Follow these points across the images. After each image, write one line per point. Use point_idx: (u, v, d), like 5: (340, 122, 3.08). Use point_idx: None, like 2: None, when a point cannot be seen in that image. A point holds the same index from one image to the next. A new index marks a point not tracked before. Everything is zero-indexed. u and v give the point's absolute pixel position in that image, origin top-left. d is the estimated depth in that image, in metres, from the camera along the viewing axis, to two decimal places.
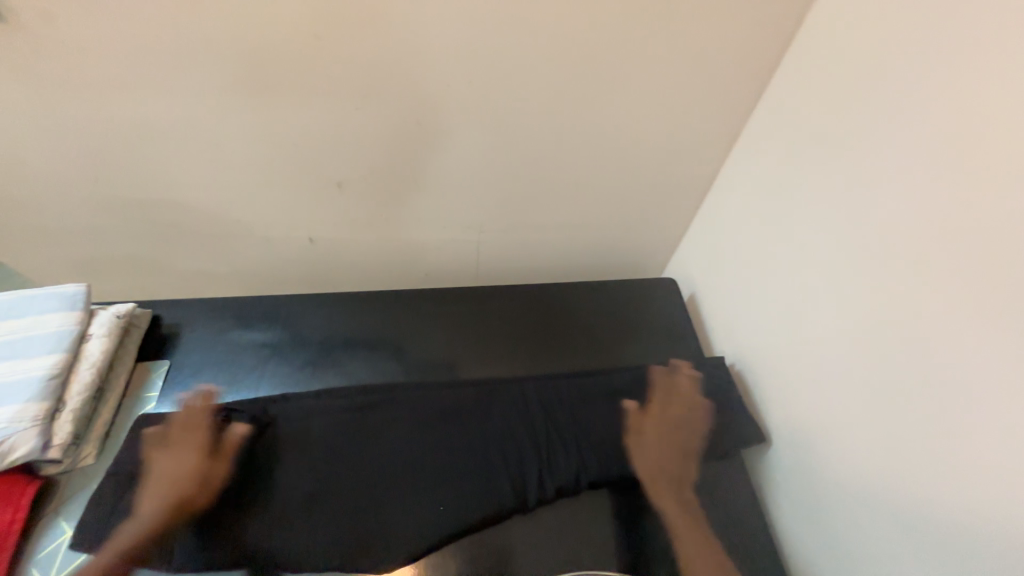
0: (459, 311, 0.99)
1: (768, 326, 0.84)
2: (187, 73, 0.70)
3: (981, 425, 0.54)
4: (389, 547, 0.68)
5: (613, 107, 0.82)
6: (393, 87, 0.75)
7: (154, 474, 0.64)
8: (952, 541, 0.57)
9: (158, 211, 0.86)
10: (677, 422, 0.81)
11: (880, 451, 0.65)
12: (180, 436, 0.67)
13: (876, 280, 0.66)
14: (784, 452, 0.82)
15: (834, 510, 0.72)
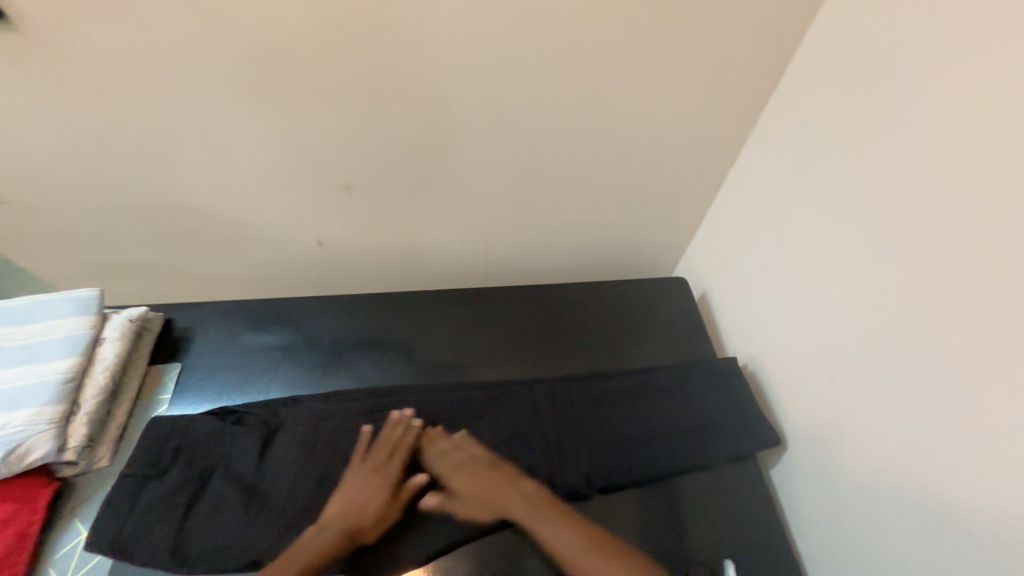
0: (474, 313, 0.90)
1: (809, 343, 0.72)
2: (190, 78, 0.68)
3: (1001, 422, 0.49)
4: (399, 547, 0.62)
5: (625, 101, 0.77)
6: (408, 83, 0.72)
7: (344, 489, 0.63)
8: (987, 554, 0.50)
9: (170, 214, 0.85)
10: (469, 459, 0.68)
11: (947, 501, 0.54)
12: (389, 465, 0.66)
13: (876, 277, 0.61)
14: (822, 492, 0.70)
15: (885, 565, 0.61)
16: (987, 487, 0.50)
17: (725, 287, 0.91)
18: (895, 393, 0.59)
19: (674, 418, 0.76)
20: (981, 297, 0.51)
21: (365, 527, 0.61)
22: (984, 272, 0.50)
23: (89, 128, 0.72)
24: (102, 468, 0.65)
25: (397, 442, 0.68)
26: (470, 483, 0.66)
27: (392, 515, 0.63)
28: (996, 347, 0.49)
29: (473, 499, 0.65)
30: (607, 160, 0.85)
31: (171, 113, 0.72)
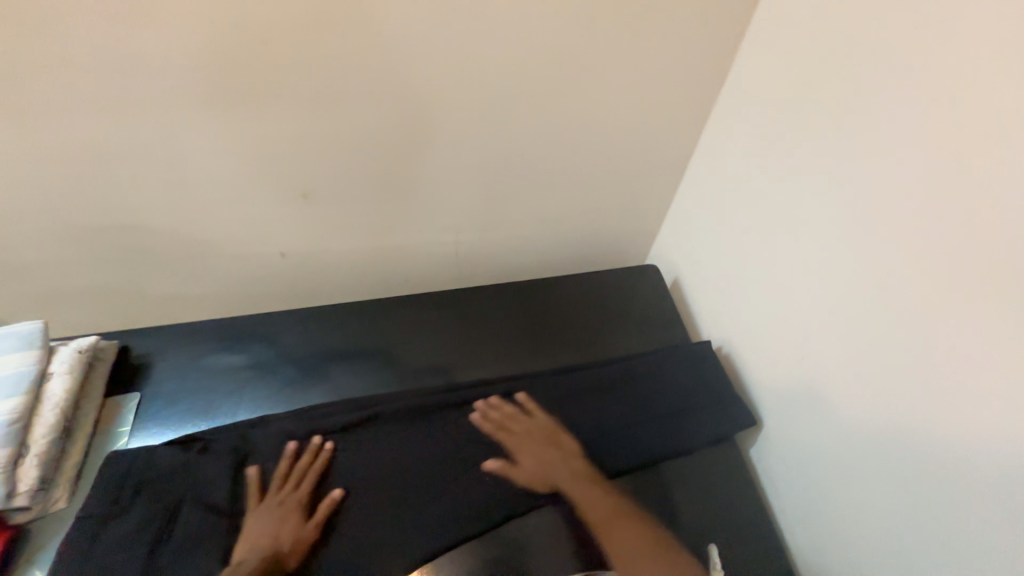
0: (448, 316, 0.88)
1: (781, 321, 0.73)
2: (126, 91, 0.64)
3: (979, 381, 0.50)
4: (385, 558, 0.60)
5: (586, 93, 0.76)
6: (361, 87, 0.70)
7: (250, 523, 0.60)
8: (976, 511, 0.51)
9: (116, 236, 0.80)
10: (552, 441, 0.71)
11: (922, 461, 0.55)
12: (296, 493, 0.63)
13: (844, 251, 0.62)
14: (801, 465, 0.72)
15: (867, 531, 0.63)
16: (962, 443, 0.52)
17: (696, 272, 0.91)
18: (867, 363, 0.60)
19: (655, 405, 0.77)
20: (942, 262, 0.52)
21: (281, 557, 0.58)
22: (943, 239, 0.52)
23: (15, 151, 0.66)
24: (60, 510, 0.61)
25: (303, 468, 0.65)
26: (546, 463, 0.68)
27: (310, 539, 0.60)
28: (959, 308, 0.51)
29: (546, 477, 0.67)
30: (571, 153, 0.85)
31: (107, 131, 0.67)
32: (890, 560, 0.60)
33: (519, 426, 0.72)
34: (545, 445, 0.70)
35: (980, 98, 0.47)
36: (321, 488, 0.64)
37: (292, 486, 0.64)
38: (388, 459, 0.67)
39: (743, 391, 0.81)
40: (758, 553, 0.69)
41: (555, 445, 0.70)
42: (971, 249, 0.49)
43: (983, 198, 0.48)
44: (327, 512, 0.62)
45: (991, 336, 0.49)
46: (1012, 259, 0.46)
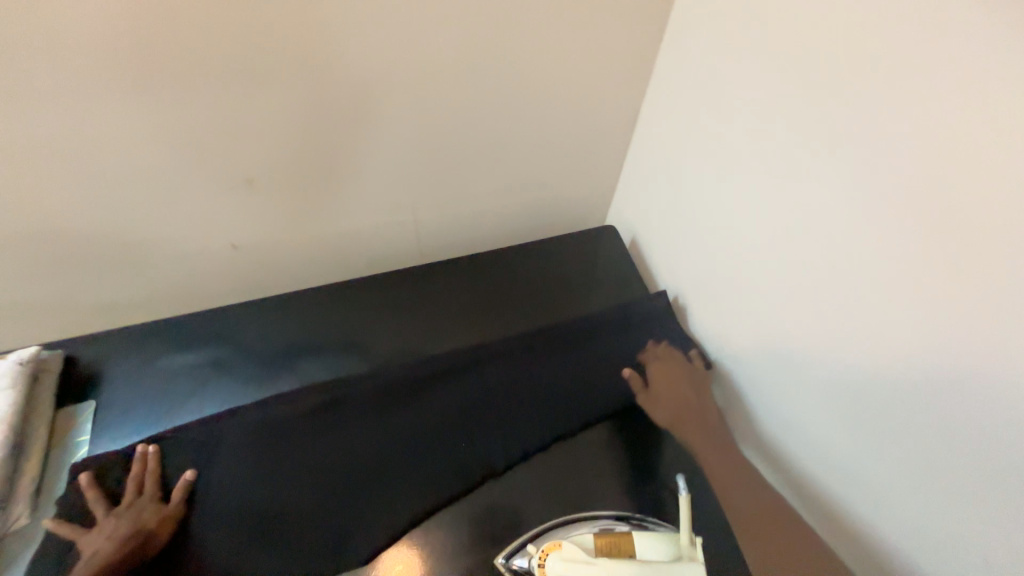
0: (412, 293, 0.87)
1: (730, 264, 0.77)
2: (26, 83, 0.58)
3: (906, 299, 0.53)
4: (370, 531, 0.62)
5: (529, 55, 0.76)
6: (290, 61, 0.67)
7: (95, 539, 0.56)
8: (912, 420, 0.56)
9: (42, 244, 0.74)
10: (682, 385, 0.77)
11: (866, 387, 0.60)
12: (139, 496, 0.60)
13: (779, 190, 0.65)
14: (761, 399, 0.78)
15: (820, 453, 0.69)
16: (897, 375, 0.56)
17: (651, 229, 0.94)
18: (810, 298, 0.64)
19: (617, 361, 0.81)
20: (875, 201, 0.54)
21: (148, 542, 0.57)
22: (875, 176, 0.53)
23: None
24: (21, 529, 0.58)
25: (135, 473, 0.61)
26: (672, 402, 0.76)
27: (177, 517, 0.60)
28: (891, 247, 0.53)
29: (671, 412, 0.75)
30: (520, 118, 0.84)
31: (8, 126, 0.61)
32: (836, 476, 0.68)
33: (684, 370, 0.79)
34: (677, 387, 0.77)
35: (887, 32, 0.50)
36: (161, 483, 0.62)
37: (131, 490, 0.60)
38: (364, 439, 0.68)
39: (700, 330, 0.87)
40: None
41: (682, 389, 0.77)
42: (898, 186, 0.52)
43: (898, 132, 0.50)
44: (185, 493, 0.61)
45: (925, 271, 0.51)
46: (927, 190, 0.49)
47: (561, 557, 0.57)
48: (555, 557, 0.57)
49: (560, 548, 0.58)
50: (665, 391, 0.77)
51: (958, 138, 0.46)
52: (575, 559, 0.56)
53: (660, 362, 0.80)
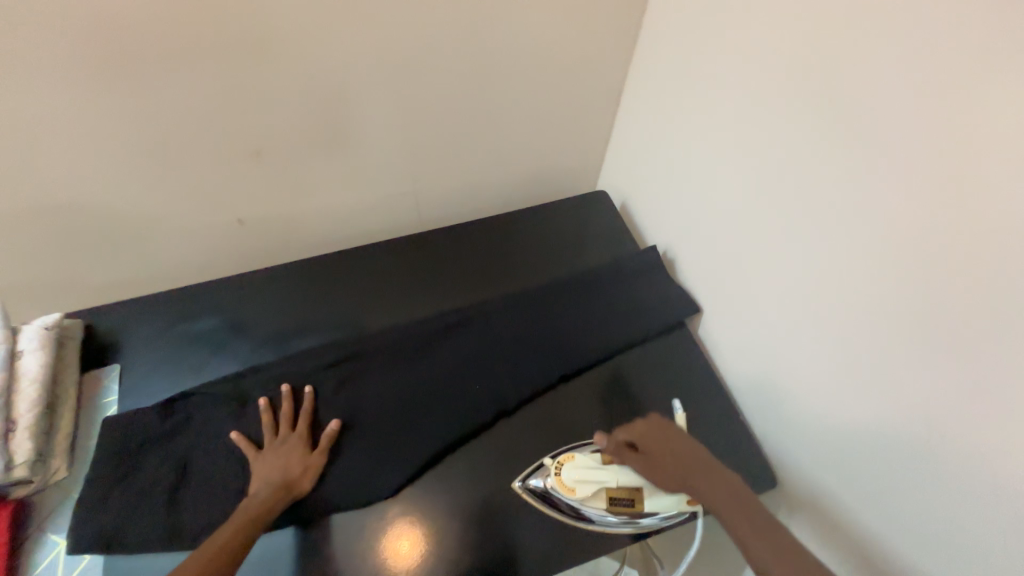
0: (416, 259, 0.92)
1: (707, 212, 0.81)
2: (46, 56, 0.61)
3: (882, 206, 0.55)
4: (392, 472, 0.66)
5: (522, 25, 0.80)
6: (297, 31, 0.70)
7: (259, 468, 0.62)
8: (885, 329, 0.57)
9: (56, 221, 0.77)
10: (674, 444, 0.65)
11: (840, 307, 0.62)
12: (295, 432, 0.66)
13: (748, 134, 0.70)
14: (744, 383, 0.81)
15: (791, 382, 0.71)
16: (879, 285, 0.57)
17: (638, 191, 0.99)
18: (786, 262, 0.68)
19: (613, 313, 0.87)
20: (842, 125, 0.57)
21: (296, 482, 0.62)
22: (839, 133, 0.58)
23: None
24: (61, 481, 0.61)
25: (290, 411, 0.68)
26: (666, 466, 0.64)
27: (320, 464, 0.65)
28: (876, 229, 0.56)
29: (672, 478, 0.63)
30: (514, 88, 0.88)
31: (26, 99, 0.64)
32: (806, 402, 0.69)
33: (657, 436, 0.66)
34: (668, 449, 0.64)
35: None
36: (182, 430, 0.64)
37: (287, 428, 0.67)
38: (382, 389, 0.73)
39: (678, 278, 0.91)
40: (716, 416, 0.81)
41: (675, 449, 0.64)
42: (895, 193, 0.53)
43: (857, 83, 0.55)
44: (331, 440, 0.67)
45: (902, 187, 0.53)
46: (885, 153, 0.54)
47: (574, 465, 0.69)
48: (568, 465, 0.69)
49: (572, 458, 0.70)
50: (659, 454, 0.65)
51: (906, 94, 0.51)
52: (586, 466, 0.68)
53: (639, 423, 0.68)
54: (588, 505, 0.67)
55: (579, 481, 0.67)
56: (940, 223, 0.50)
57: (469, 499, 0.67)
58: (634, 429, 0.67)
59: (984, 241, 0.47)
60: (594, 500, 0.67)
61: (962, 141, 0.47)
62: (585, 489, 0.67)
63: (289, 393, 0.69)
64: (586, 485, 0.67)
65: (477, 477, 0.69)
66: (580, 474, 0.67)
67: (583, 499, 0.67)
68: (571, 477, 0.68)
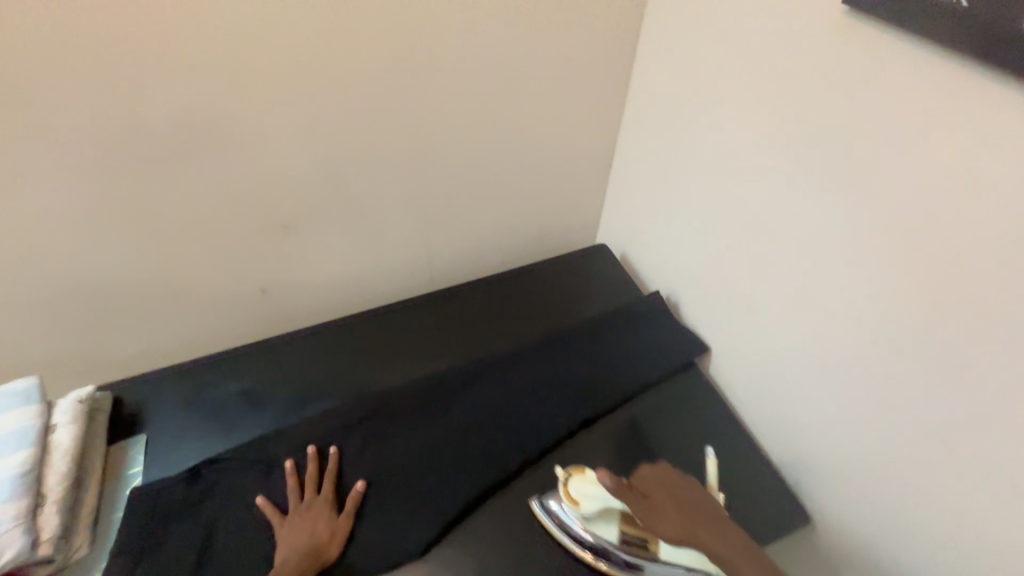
0: (432, 315, 0.96)
1: (703, 254, 0.88)
2: (109, 152, 0.70)
3: (873, 229, 0.59)
4: (434, 521, 0.67)
5: (521, 105, 0.91)
6: (325, 119, 0.79)
7: (284, 535, 0.62)
8: (900, 342, 0.59)
9: (96, 297, 0.82)
10: (678, 491, 0.64)
11: (852, 327, 0.64)
12: (320, 495, 0.66)
13: (733, 182, 0.77)
14: (761, 418, 0.83)
15: (814, 408, 0.73)
16: (888, 302, 0.59)
17: (637, 242, 1.06)
18: (785, 304, 0.73)
19: (624, 357, 0.90)
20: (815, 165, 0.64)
21: (322, 547, 0.61)
22: (816, 182, 0.65)
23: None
24: (81, 559, 0.60)
25: (315, 473, 0.68)
26: (674, 514, 0.62)
27: (346, 528, 0.64)
28: (872, 249, 0.60)
29: (678, 527, 0.62)
30: (517, 158, 0.98)
31: (87, 189, 0.72)
32: (834, 426, 0.70)
33: (664, 486, 0.64)
34: (674, 497, 0.63)
35: (789, 61, 0.65)
36: (207, 498, 0.64)
37: (312, 491, 0.67)
38: (414, 438, 0.75)
39: (684, 319, 0.96)
40: (738, 456, 0.81)
41: (681, 496, 0.64)
42: (886, 226, 0.58)
43: (823, 138, 0.63)
44: (355, 501, 0.66)
45: (890, 212, 0.57)
46: (863, 195, 0.60)
47: (584, 479, 0.71)
48: (577, 478, 0.71)
49: (582, 473, 0.72)
50: (663, 501, 0.63)
51: (866, 144, 0.58)
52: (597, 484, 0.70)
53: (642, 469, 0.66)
54: (596, 530, 0.68)
55: (585, 496, 0.69)
56: (938, 247, 0.54)
57: (495, 552, 0.66)
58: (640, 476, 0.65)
59: (984, 250, 0.50)
60: (599, 520, 0.68)
61: (929, 170, 0.53)
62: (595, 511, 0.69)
63: (313, 455, 0.70)
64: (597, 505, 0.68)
65: (502, 529, 0.68)
66: (589, 490, 0.70)
67: (592, 526, 0.68)
68: (581, 491, 0.69)
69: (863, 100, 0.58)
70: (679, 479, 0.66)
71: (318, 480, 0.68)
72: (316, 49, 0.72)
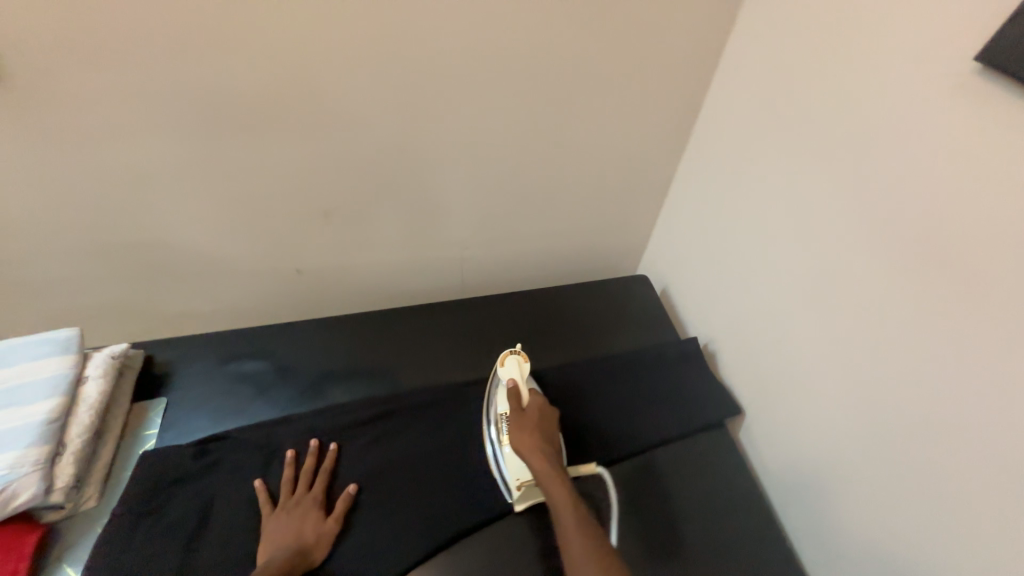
0: (456, 321, 0.95)
1: (752, 305, 0.82)
2: (176, 119, 0.71)
3: (959, 319, 0.53)
4: (423, 540, 0.65)
5: (585, 120, 0.87)
6: (383, 113, 0.78)
7: (271, 529, 0.61)
8: (966, 441, 0.53)
9: (145, 254, 0.85)
10: (550, 430, 0.72)
11: (908, 415, 0.59)
12: (311, 492, 0.65)
13: (802, 237, 0.71)
14: (797, 499, 0.76)
15: (852, 495, 0.67)
16: (955, 395, 0.54)
17: (682, 280, 1.00)
18: (844, 385, 0.66)
19: (646, 399, 0.86)
20: (901, 237, 0.58)
21: (308, 550, 0.60)
22: (899, 262, 0.59)
23: (55, 171, 0.71)
24: (88, 511, 0.63)
25: (310, 468, 0.68)
26: (540, 440, 0.69)
27: (333, 532, 0.63)
28: (946, 336, 0.55)
29: (534, 444, 0.68)
30: (569, 173, 0.94)
31: (149, 151, 0.73)
32: (874, 520, 0.64)
33: (545, 418, 0.73)
34: (546, 429, 0.71)
35: (911, 111, 0.56)
36: (211, 475, 0.66)
37: (304, 487, 0.66)
38: (417, 448, 0.73)
39: (719, 371, 0.91)
40: (755, 535, 0.75)
41: (549, 432, 0.71)
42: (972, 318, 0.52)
43: (921, 211, 0.56)
44: (346, 506, 0.65)
45: (990, 306, 0.51)
46: (968, 287, 0.53)
47: (518, 365, 0.76)
48: (512, 359, 0.77)
49: (523, 360, 0.77)
50: (538, 425, 0.71)
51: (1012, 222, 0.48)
52: (525, 374, 0.76)
53: (537, 396, 0.76)
54: (493, 397, 0.77)
55: (509, 372, 0.76)
56: None
57: None
58: (536, 402, 0.74)
59: None
60: (499, 390, 0.77)
61: None
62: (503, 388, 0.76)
63: (310, 451, 0.70)
64: (506, 387, 0.75)
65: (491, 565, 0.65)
66: (513, 371, 0.76)
67: (495, 393, 0.77)
68: (510, 369, 0.76)
69: (976, 179, 0.51)
70: (553, 424, 0.73)
71: (311, 476, 0.68)
72: (383, 44, 0.70)
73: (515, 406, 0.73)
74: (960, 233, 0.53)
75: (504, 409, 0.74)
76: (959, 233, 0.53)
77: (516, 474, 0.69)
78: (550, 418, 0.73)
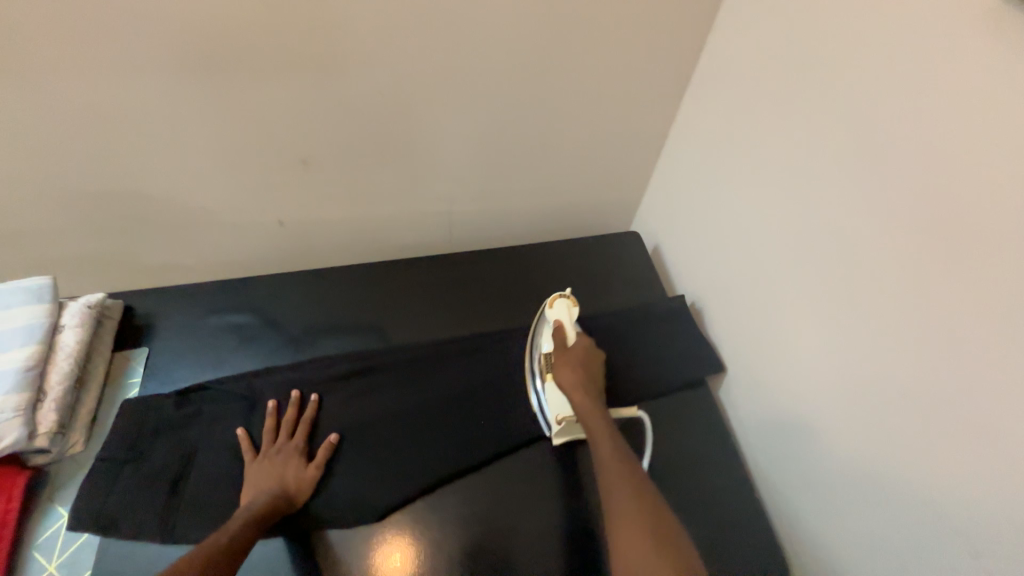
0: (442, 277, 0.93)
1: (742, 264, 0.80)
2: (130, 56, 0.64)
3: (952, 288, 0.51)
4: (403, 487, 0.67)
5: (579, 65, 0.80)
6: (358, 53, 0.71)
7: (254, 474, 0.63)
8: (947, 411, 0.53)
9: (113, 205, 0.81)
10: (594, 371, 0.74)
11: (890, 381, 0.58)
12: (293, 441, 0.67)
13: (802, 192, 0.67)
14: (771, 457, 0.78)
15: (828, 455, 0.67)
16: (938, 365, 0.53)
17: (675, 237, 0.97)
18: (826, 347, 0.66)
19: (631, 357, 0.85)
20: (901, 197, 0.55)
21: (290, 493, 0.62)
22: (897, 221, 0.56)
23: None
24: (76, 455, 0.65)
25: (292, 417, 0.69)
26: (586, 378, 0.71)
27: (315, 478, 0.65)
28: (937, 305, 0.53)
29: (579, 382, 0.71)
30: (562, 124, 0.88)
31: (104, 94, 0.67)
32: (847, 480, 0.65)
33: (591, 360, 0.75)
34: (590, 370, 0.74)
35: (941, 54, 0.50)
36: (193, 423, 0.67)
37: (286, 435, 0.67)
38: (398, 401, 0.74)
39: (704, 330, 0.91)
40: (727, 489, 0.78)
41: (593, 373, 0.73)
42: (963, 285, 0.50)
43: (927, 170, 0.52)
44: (327, 453, 0.67)
45: (987, 275, 0.48)
46: (963, 254, 0.50)
47: (566, 307, 0.77)
48: (561, 302, 0.78)
49: (572, 303, 0.78)
50: (584, 365, 0.73)
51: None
52: (572, 318, 0.77)
53: (585, 339, 0.77)
54: (539, 335, 0.78)
55: (558, 312, 0.77)
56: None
57: (456, 533, 0.65)
58: (582, 344, 0.75)
59: None
60: (544, 329, 0.78)
61: None
62: (548, 328, 0.77)
63: (291, 402, 0.70)
64: (552, 327, 0.77)
65: (470, 513, 0.67)
66: (562, 312, 0.77)
67: (541, 332, 0.78)
68: (559, 311, 0.77)
69: (996, 135, 0.47)
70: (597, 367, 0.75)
71: (293, 426, 0.69)
72: None
73: (560, 345, 0.75)
74: (969, 192, 0.49)
75: (548, 347, 0.76)
76: (967, 195, 0.49)
77: (556, 410, 0.72)
78: (595, 361, 0.75)
